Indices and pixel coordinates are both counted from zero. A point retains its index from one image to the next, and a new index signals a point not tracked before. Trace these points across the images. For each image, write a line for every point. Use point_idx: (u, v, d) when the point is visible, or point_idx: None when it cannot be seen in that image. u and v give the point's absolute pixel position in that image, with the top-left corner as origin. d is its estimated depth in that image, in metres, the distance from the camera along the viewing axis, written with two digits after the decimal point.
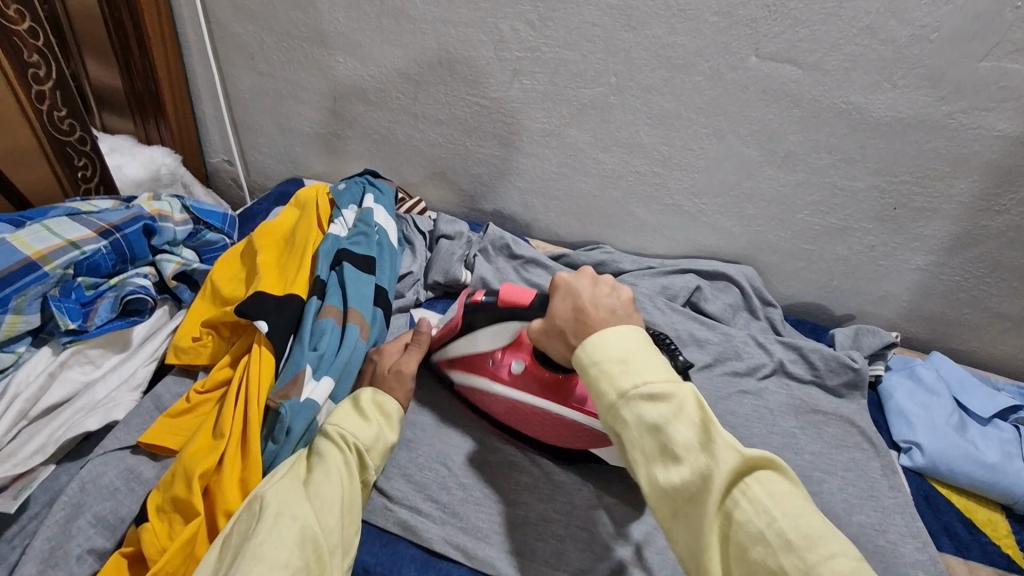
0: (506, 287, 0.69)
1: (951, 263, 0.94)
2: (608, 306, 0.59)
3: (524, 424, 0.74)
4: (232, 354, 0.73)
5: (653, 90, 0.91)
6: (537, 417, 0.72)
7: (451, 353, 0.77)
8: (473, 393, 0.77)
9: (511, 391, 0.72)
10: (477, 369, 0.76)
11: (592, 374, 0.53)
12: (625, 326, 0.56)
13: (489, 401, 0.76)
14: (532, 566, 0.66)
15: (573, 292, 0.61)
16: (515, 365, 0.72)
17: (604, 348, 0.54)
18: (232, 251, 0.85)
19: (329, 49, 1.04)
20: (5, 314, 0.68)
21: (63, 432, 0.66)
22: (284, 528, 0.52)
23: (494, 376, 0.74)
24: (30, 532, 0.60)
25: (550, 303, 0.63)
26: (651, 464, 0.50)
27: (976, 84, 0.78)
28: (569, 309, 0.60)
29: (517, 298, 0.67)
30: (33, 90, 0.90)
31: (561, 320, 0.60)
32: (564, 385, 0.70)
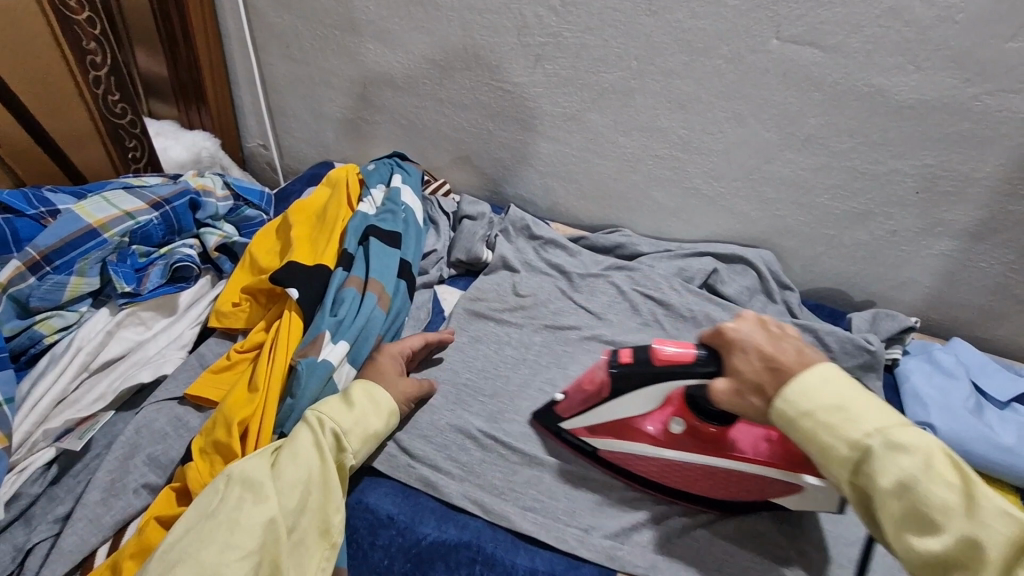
0: (660, 344, 0.64)
1: (977, 249, 0.93)
2: (791, 347, 0.60)
3: (681, 479, 0.69)
4: (267, 320, 0.78)
5: (674, 74, 0.93)
6: (703, 473, 0.68)
7: (595, 419, 0.71)
8: (623, 458, 0.71)
9: (671, 452, 0.69)
10: (626, 433, 0.71)
11: (808, 429, 0.55)
12: (816, 365, 0.58)
13: (642, 462, 0.71)
14: (543, 520, 0.70)
15: (752, 343, 0.60)
16: (672, 424, 0.69)
17: (818, 400, 0.56)
18: (269, 226, 0.91)
19: (361, 37, 1.09)
20: (70, 275, 0.75)
21: (120, 383, 0.72)
22: (243, 509, 0.58)
23: (652, 439, 0.70)
24: (93, 468, 0.67)
25: (726, 357, 0.61)
26: (903, 530, 0.51)
27: (1004, 64, 0.77)
28: (755, 360, 0.59)
29: (679, 357, 0.63)
30: (90, 75, 0.98)
31: (752, 374, 0.59)
32: (722, 438, 0.68)
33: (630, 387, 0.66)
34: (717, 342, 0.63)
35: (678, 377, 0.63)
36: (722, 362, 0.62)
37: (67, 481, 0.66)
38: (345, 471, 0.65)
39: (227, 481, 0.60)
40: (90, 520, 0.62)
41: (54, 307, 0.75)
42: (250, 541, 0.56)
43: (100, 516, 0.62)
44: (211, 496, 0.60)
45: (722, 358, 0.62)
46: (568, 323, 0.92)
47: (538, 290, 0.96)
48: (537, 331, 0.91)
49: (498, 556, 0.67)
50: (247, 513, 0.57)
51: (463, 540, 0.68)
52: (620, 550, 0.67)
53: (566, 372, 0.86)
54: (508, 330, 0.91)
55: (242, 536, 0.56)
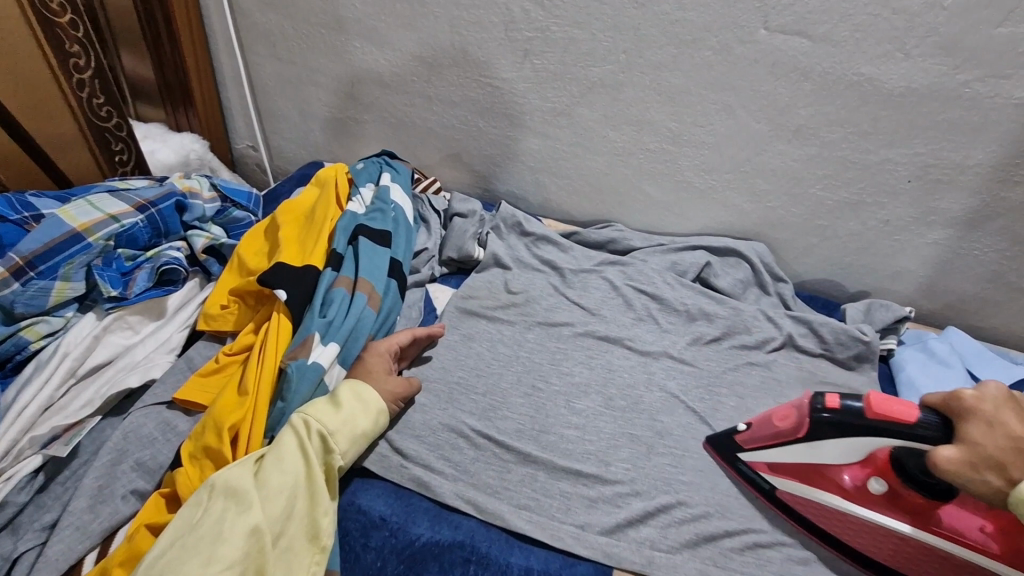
0: (878, 396, 0.61)
1: (971, 238, 0.92)
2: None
3: (865, 541, 0.67)
4: (255, 322, 0.78)
5: (662, 67, 0.92)
6: (897, 543, 0.67)
7: (782, 458, 0.70)
8: (804, 503, 0.69)
9: (864, 511, 0.67)
10: (818, 480, 0.69)
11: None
12: None
13: (826, 512, 0.69)
14: (535, 518, 0.69)
15: (998, 417, 0.56)
16: (871, 483, 0.68)
17: None
18: (257, 227, 0.90)
19: (348, 35, 1.08)
20: (55, 280, 0.75)
21: (107, 388, 0.72)
22: (227, 520, 0.58)
23: (844, 493, 0.68)
24: (80, 475, 0.66)
25: (961, 425, 0.57)
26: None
27: (994, 50, 0.77)
28: (1001, 436, 0.55)
29: (900, 415, 0.60)
30: (73, 78, 0.97)
31: (996, 451, 0.55)
32: (926, 510, 0.66)
33: (833, 434, 0.65)
34: (954, 410, 0.59)
35: (894, 436, 0.60)
36: (956, 430, 0.58)
37: (55, 488, 0.66)
38: (334, 473, 0.64)
39: (211, 491, 0.60)
40: (77, 527, 0.61)
41: (39, 313, 0.74)
42: (235, 551, 0.56)
43: (87, 523, 0.61)
44: (196, 508, 0.59)
45: (957, 427, 0.58)
46: (561, 319, 0.91)
47: (530, 287, 0.95)
48: (530, 328, 0.90)
49: (493, 555, 0.66)
50: (232, 523, 0.57)
51: (457, 540, 0.67)
52: (614, 546, 0.67)
53: (559, 369, 0.85)
54: (501, 327, 0.90)
55: (227, 548, 0.56)
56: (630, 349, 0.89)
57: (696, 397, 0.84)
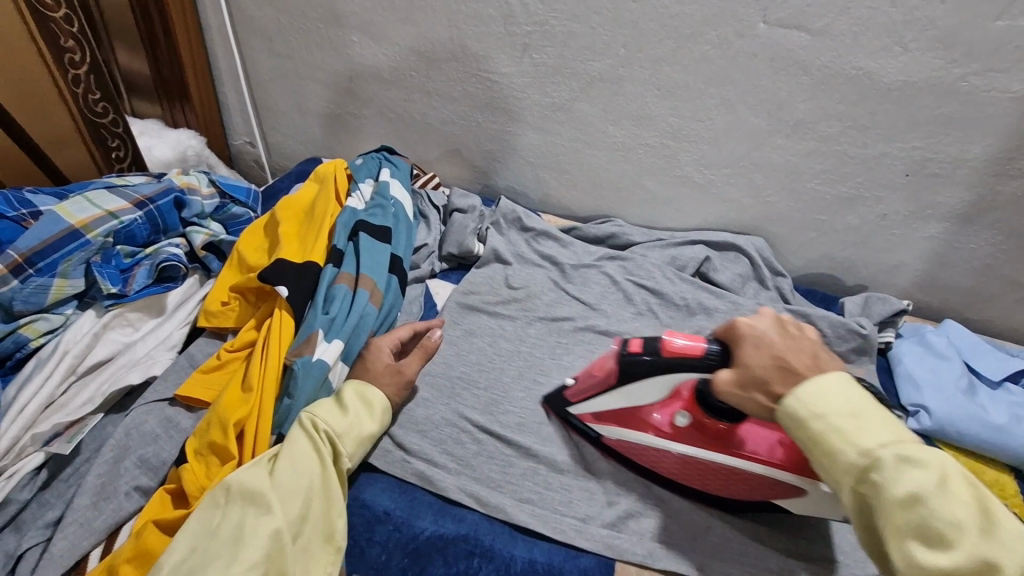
0: (671, 335, 0.64)
1: (968, 231, 0.93)
2: (804, 350, 0.57)
3: (683, 472, 0.70)
4: (257, 318, 0.78)
5: (661, 61, 0.92)
6: (710, 471, 0.68)
7: (601, 406, 0.72)
8: (627, 446, 0.72)
9: (674, 445, 0.69)
10: (634, 422, 0.71)
11: (818, 431, 0.53)
12: (830, 371, 0.55)
13: (648, 453, 0.71)
14: (538, 511, 0.70)
15: (767, 339, 0.58)
16: (678, 417, 0.69)
17: (829, 403, 0.53)
18: (257, 223, 0.89)
19: (345, 30, 1.07)
20: (54, 278, 0.74)
21: (108, 386, 0.71)
22: (247, 523, 0.57)
23: (656, 431, 0.70)
24: (83, 472, 0.66)
25: (735, 350, 0.60)
26: (906, 539, 0.48)
27: (990, 44, 0.77)
28: (766, 355, 0.57)
29: (688, 350, 0.62)
30: (68, 74, 0.95)
31: (760, 369, 0.57)
32: (731, 435, 0.67)
33: (637, 375, 0.66)
34: (730, 337, 0.61)
35: (688, 370, 0.63)
36: (732, 355, 0.60)
37: (57, 485, 0.65)
38: (343, 475, 0.65)
39: (227, 493, 0.60)
40: (81, 524, 0.61)
41: (38, 310, 0.74)
42: (256, 553, 0.55)
43: (91, 520, 0.61)
44: (212, 510, 0.59)
45: (734, 351, 0.60)
46: (561, 314, 0.91)
47: (530, 282, 0.95)
48: (531, 323, 0.90)
49: (497, 548, 0.66)
50: (252, 526, 0.57)
51: (461, 534, 0.67)
52: (617, 538, 0.67)
53: (560, 363, 0.85)
54: (501, 322, 0.90)
55: (248, 550, 0.56)
56: None
57: None
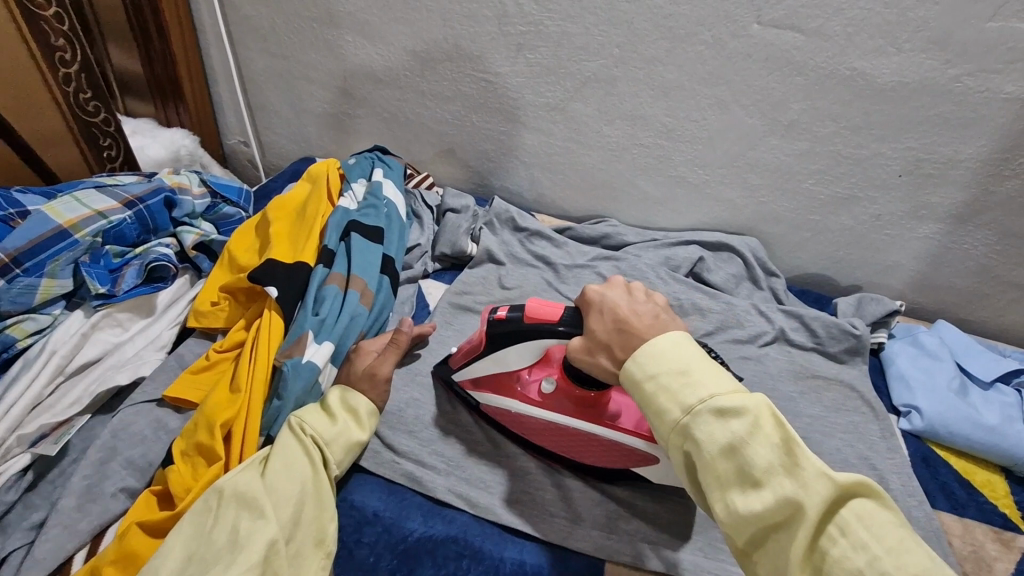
0: (533, 301, 0.64)
1: (961, 232, 0.93)
2: (648, 312, 0.57)
3: (550, 438, 0.72)
4: (247, 318, 0.77)
5: (656, 61, 0.92)
6: (574, 437, 0.71)
7: (478, 373, 0.73)
8: (498, 411, 0.74)
9: (544, 412, 0.71)
10: (506, 388, 0.73)
11: (649, 391, 0.51)
12: (668, 331, 0.54)
13: (516, 418, 0.73)
14: (528, 512, 0.69)
15: (612, 305, 0.59)
16: (545, 384, 0.71)
17: (657, 361, 0.51)
18: (248, 223, 0.89)
19: (339, 30, 1.07)
20: (41, 278, 0.74)
21: (96, 386, 0.71)
22: (242, 527, 0.57)
23: (524, 397, 0.72)
24: (69, 474, 0.65)
25: (585, 318, 0.60)
26: (727, 490, 0.46)
27: (984, 45, 0.77)
28: (608, 321, 0.58)
29: (547, 315, 0.63)
30: (59, 72, 0.95)
31: (603, 335, 0.57)
32: (595, 403, 0.70)
33: (502, 343, 0.67)
34: (586, 305, 0.61)
35: (546, 336, 0.63)
36: (584, 323, 0.61)
37: (43, 487, 0.65)
38: (331, 482, 0.65)
39: (219, 497, 0.59)
40: (66, 526, 0.60)
41: (26, 310, 0.73)
42: (251, 556, 0.54)
43: (76, 522, 0.61)
44: (204, 514, 0.58)
45: (584, 319, 0.61)
46: None
47: (523, 282, 0.95)
48: None
49: (486, 549, 0.66)
50: (246, 529, 0.56)
51: (450, 535, 0.67)
52: (607, 539, 0.67)
53: None
54: None
55: (244, 552, 0.55)
56: None
57: None
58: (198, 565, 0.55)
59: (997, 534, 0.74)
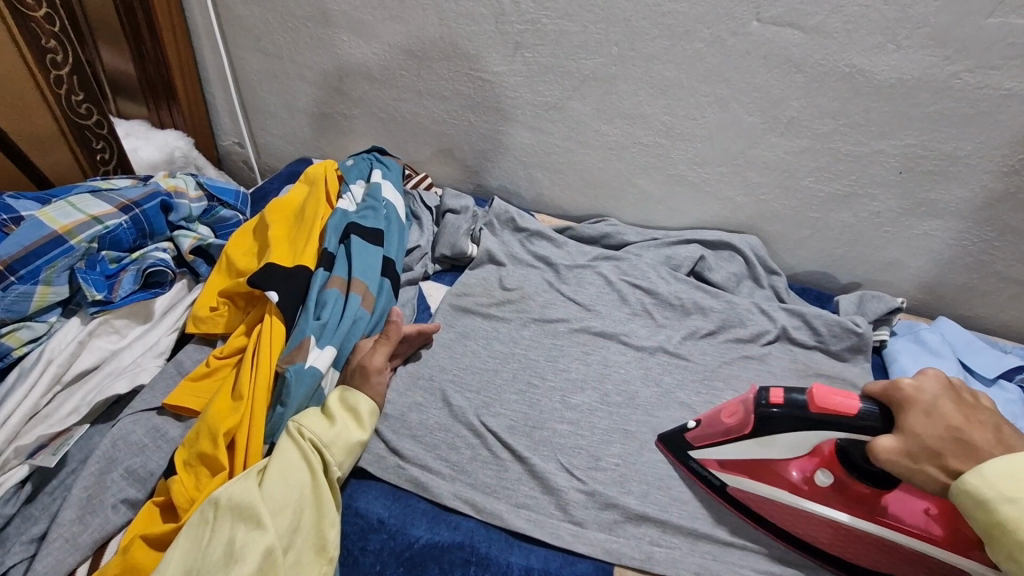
0: (819, 389, 0.61)
1: (961, 228, 0.93)
2: (974, 427, 0.57)
3: (814, 534, 0.66)
4: (247, 323, 0.76)
5: (655, 59, 0.91)
6: (849, 535, 0.65)
7: (733, 454, 0.69)
8: (753, 499, 0.68)
9: (813, 504, 0.66)
10: (766, 474, 0.68)
11: (1006, 513, 0.52)
12: (1013, 452, 0.56)
13: (779, 509, 0.67)
14: (534, 517, 0.69)
15: (939, 408, 0.57)
16: (819, 475, 0.66)
17: (1016, 485, 0.53)
18: (245, 227, 0.88)
19: (334, 29, 1.05)
20: (36, 285, 0.72)
21: (94, 395, 0.70)
22: (239, 538, 0.57)
23: (793, 488, 0.67)
24: (68, 485, 0.64)
25: (900, 415, 0.57)
26: None
27: (984, 41, 0.77)
28: (937, 427, 0.56)
29: (841, 407, 0.59)
30: (51, 74, 0.93)
31: (937, 441, 0.56)
32: (874, 500, 0.65)
33: (781, 427, 0.64)
34: (892, 400, 0.59)
35: (838, 429, 0.60)
36: (896, 420, 0.58)
37: (42, 499, 0.64)
38: (334, 484, 0.64)
39: (216, 508, 0.59)
40: (67, 539, 0.60)
41: (20, 318, 0.72)
42: (247, 569, 0.55)
43: (77, 535, 0.60)
44: (202, 526, 0.58)
45: (897, 416, 0.58)
46: (556, 316, 0.91)
47: (525, 283, 0.94)
48: (526, 325, 0.90)
49: (493, 555, 0.66)
50: (243, 541, 0.56)
51: (456, 541, 0.66)
52: (613, 542, 0.67)
53: (554, 365, 0.85)
54: (495, 324, 0.89)
55: (241, 564, 0.55)
56: (626, 344, 0.88)
57: (691, 390, 0.84)
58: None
59: None
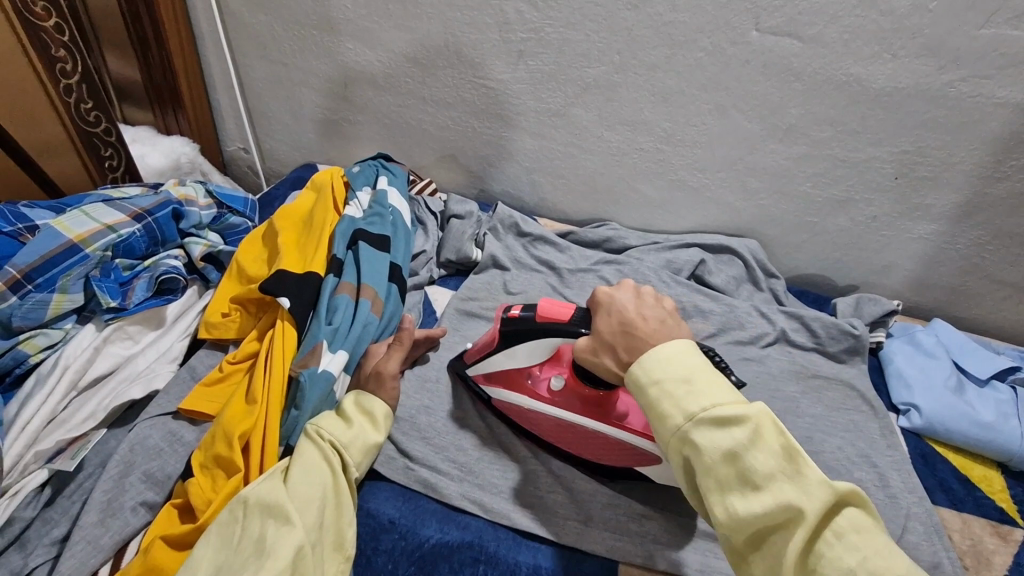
0: (545, 302, 0.67)
1: (956, 232, 0.95)
2: (656, 317, 0.58)
3: (558, 435, 0.74)
4: (259, 329, 0.78)
5: (656, 67, 0.93)
6: (572, 431, 0.73)
7: (491, 369, 0.76)
8: (508, 407, 0.77)
9: (548, 406, 0.73)
10: (516, 383, 0.75)
11: (653, 396, 0.52)
12: (673, 338, 0.55)
13: (525, 414, 0.75)
14: (543, 517, 0.71)
15: (619, 307, 0.60)
16: (555, 381, 0.74)
17: (662, 367, 0.52)
18: (254, 233, 0.90)
19: (339, 37, 1.07)
20: (52, 293, 0.74)
21: (110, 400, 0.72)
22: (269, 533, 0.57)
23: (533, 394, 0.74)
24: (88, 488, 0.66)
25: (593, 319, 0.62)
26: (726, 494, 0.48)
27: (977, 51, 0.79)
28: (614, 322, 0.59)
29: (556, 315, 0.65)
30: (61, 83, 0.95)
31: (609, 335, 0.59)
32: (601, 401, 0.72)
33: (514, 340, 0.69)
34: (594, 304, 0.63)
35: (555, 335, 0.66)
36: (592, 322, 0.62)
37: (61, 502, 0.65)
38: (352, 485, 0.65)
39: (245, 506, 0.59)
40: (88, 542, 0.61)
41: (37, 325, 0.74)
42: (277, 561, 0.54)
43: (98, 537, 0.61)
44: (230, 523, 0.59)
45: (593, 319, 0.62)
46: None
47: (529, 288, 0.96)
48: None
49: (502, 554, 0.67)
50: (274, 537, 0.56)
51: (466, 541, 0.68)
52: (619, 541, 0.69)
53: None
54: None
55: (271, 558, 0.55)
56: None
57: None
58: (227, 572, 0.55)
59: (994, 528, 0.76)
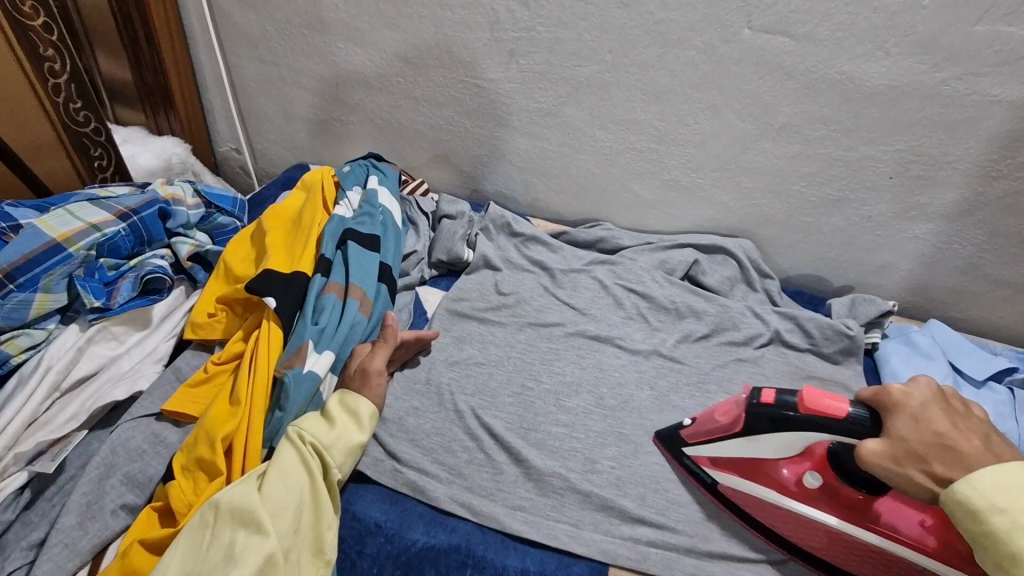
0: (808, 390, 0.61)
1: (952, 231, 0.94)
2: (972, 433, 0.57)
3: (800, 534, 0.67)
4: (245, 329, 0.77)
5: (648, 66, 0.92)
6: (829, 537, 0.66)
7: (723, 452, 0.70)
8: (745, 499, 0.69)
9: (800, 505, 0.67)
10: (760, 474, 0.69)
11: (1001, 526, 0.52)
12: (1003, 462, 0.55)
13: (766, 509, 0.68)
14: (530, 520, 0.69)
15: (926, 413, 0.57)
16: (808, 477, 0.67)
17: (1010, 498, 0.52)
18: (243, 233, 0.89)
19: (331, 37, 1.06)
20: (35, 293, 0.73)
21: (93, 401, 0.71)
22: (239, 540, 0.57)
23: (783, 489, 0.68)
24: (67, 491, 0.65)
25: (887, 419, 0.58)
26: None
27: (971, 49, 0.78)
28: (925, 431, 0.56)
29: (829, 409, 0.59)
30: (49, 83, 0.94)
31: (921, 445, 0.56)
32: (866, 506, 0.65)
33: (769, 428, 0.64)
34: (880, 403, 0.59)
35: (825, 430, 0.60)
36: (881, 422, 0.58)
37: (41, 505, 0.65)
38: (334, 487, 0.65)
39: (217, 511, 0.59)
40: (66, 545, 0.60)
41: (20, 325, 0.73)
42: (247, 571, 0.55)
43: (76, 540, 0.61)
44: (201, 529, 0.59)
45: (882, 420, 0.58)
46: (552, 320, 0.91)
47: (519, 288, 0.95)
48: (521, 329, 0.90)
49: (489, 558, 0.66)
50: (243, 544, 0.57)
51: (453, 544, 0.67)
52: (606, 543, 0.68)
53: (550, 368, 0.85)
54: (492, 329, 0.90)
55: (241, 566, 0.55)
56: (621, 347, 0.89)
57: (685, 393, 0.85)
58: None
59: None
